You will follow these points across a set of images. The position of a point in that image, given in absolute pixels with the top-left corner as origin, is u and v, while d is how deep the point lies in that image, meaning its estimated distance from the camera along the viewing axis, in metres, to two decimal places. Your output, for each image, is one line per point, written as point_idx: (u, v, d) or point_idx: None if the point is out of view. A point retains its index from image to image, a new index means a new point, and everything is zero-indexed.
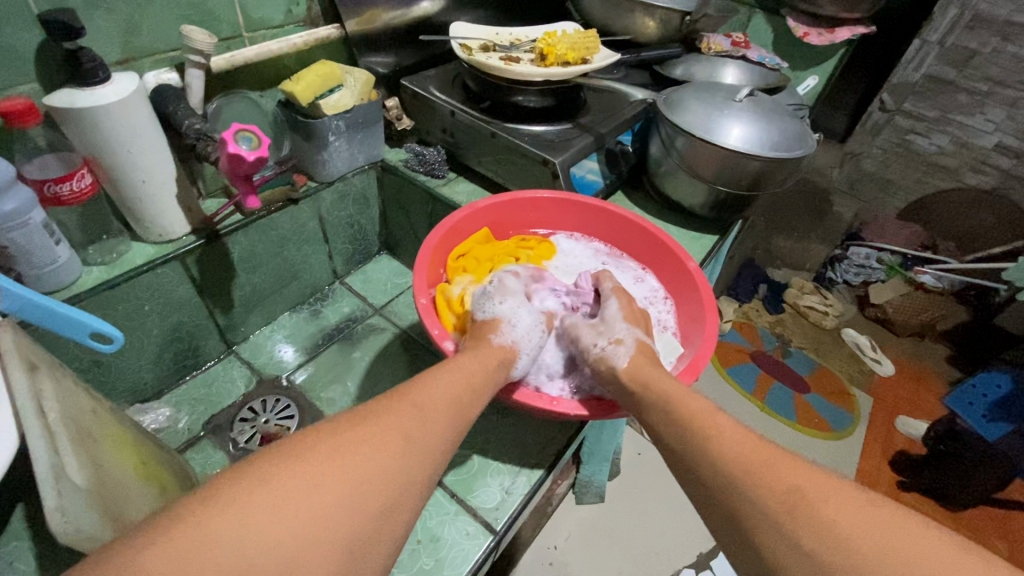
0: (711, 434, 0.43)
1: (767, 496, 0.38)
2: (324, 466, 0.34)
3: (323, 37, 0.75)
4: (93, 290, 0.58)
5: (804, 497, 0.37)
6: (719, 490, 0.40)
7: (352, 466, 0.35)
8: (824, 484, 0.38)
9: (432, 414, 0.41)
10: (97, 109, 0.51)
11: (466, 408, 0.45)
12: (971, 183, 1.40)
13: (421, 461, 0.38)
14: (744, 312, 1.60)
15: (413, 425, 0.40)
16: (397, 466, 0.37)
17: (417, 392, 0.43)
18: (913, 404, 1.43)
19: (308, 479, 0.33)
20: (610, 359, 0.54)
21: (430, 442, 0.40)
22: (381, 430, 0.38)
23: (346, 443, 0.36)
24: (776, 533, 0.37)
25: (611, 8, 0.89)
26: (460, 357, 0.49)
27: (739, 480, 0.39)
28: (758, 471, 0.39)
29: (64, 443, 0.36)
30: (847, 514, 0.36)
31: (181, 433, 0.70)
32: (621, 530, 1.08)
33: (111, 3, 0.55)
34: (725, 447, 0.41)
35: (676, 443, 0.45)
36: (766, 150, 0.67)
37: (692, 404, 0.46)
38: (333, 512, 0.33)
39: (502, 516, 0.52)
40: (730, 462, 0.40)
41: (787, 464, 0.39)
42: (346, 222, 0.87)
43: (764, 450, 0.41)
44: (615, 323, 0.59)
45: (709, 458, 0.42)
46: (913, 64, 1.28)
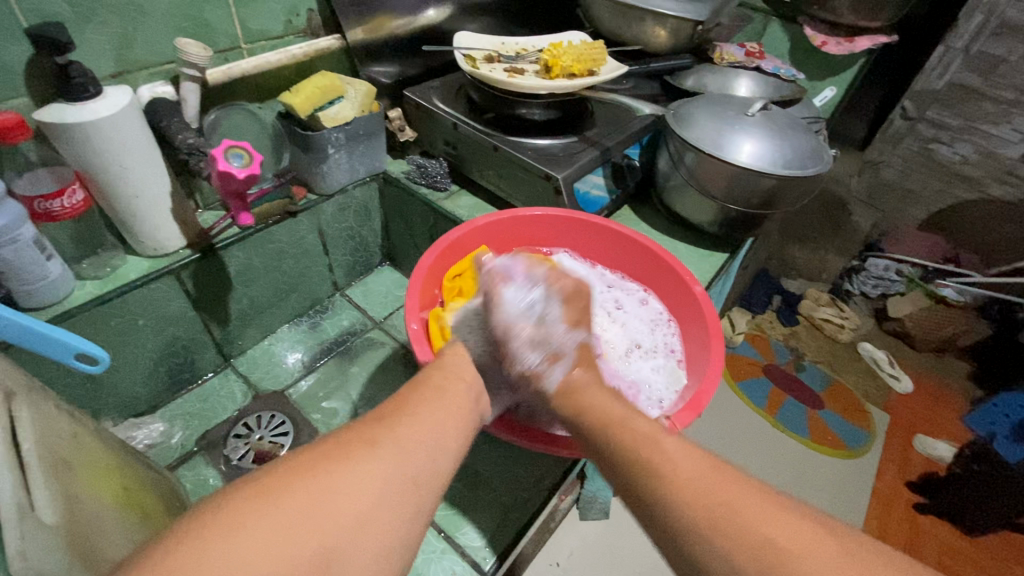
0: (662, 467, 0.37)
1: (735, 551, 0.32)
2: (289, 484, 0.31)
3: (323, 48, 0.74)
4: (83, 306, 0.57)
5: (780, 552, 0.31)
6: (678, 536, 0.34)
7: (316, 481, 0.32)
8: (798, 528, 0.33)
9: (406, 422, 0.39)
10: (87, 125, 0.50)
11: (445, 411, 0.42)
12: (996, 195, 1.35)
13: (400, 466, 0.35)
14: (757, 324, 1.56)
15: (385, 433, 0.37)
16: (371, 476, 0.34)
17: (388, 406, 0.40)
18: (932, 424, 1.37)
19: (268, 498, 0.30)
20: (540, 381, 0.50)
21: (408, 447, 0.37)
22: (349, 444, 0.35)
23: (309, 460, 0.33)
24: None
25: (621, 17, 0.87)
26: (433, 369, 0.47)
27: (705, 533, 0.33)
28: (727, 520, 0.33)
29: (34, 479, 0.33)
30: (828, 567, 0.31)
31: (174, 449, 0.69)
32: (624, 550, 1.04)
33: (104, 15, 0.55)
34: (682, 485, 0.35)
35: (626, 471, 0.39)
36: (779, 167, 0.65)
37: (643, 431, 0.40)
38: (298, 529, 0.30)
39: (492, 556, 0.50)
40: (693, 503, 0.34)
41: (762, 513, 0.33)
42: (346, 234, 0.86)
43: (735, 492, 0.35)
44: (553, 329, 0.52)
45: (665, 499, 0.36)
46: (938, 71, 1.22)
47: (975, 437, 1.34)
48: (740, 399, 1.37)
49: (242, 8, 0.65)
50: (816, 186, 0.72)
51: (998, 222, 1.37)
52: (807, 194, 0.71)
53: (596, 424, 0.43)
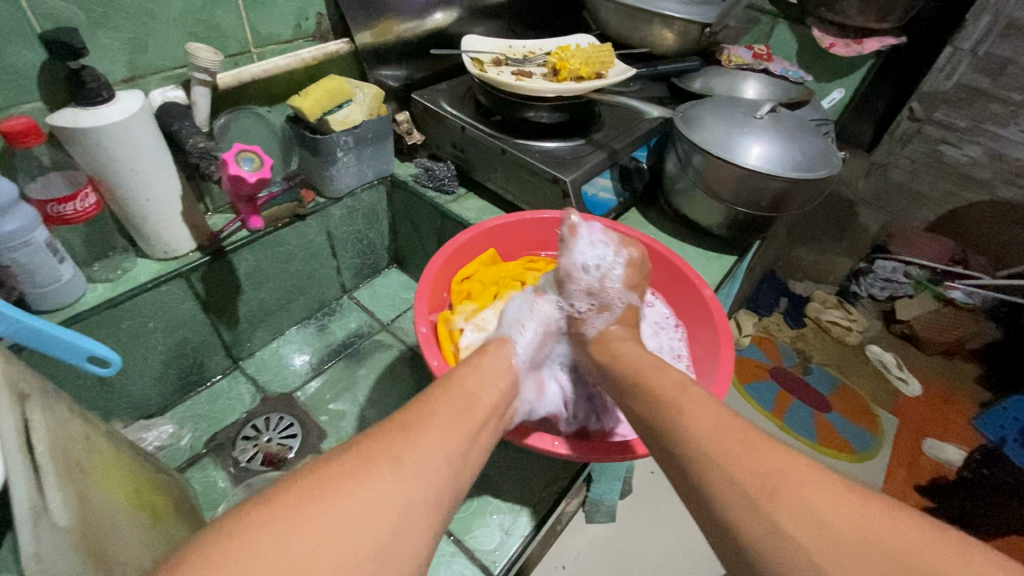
0: (681, 409, 0.40)
1: (745, 477, 0.34)
2: (309, 507, 0.31)
3: (332, 52, 0.74)
4: (94, 309, 0.57)
5: (784, 480, 0.33)
6: (691, 467, 0.37)
7: (336, 505, 0.31)
8: (802, 465, 0.35)
9: (428, 436, 0.38)
10: (100, 130, 0.51)
11: (470, 424, 0.41)
12: (1004, 197, 1.33)
13: (423, 486, 0.35)
14: (764, 327, 1.55)
15: (406, 448, 0.36)
16: (393, 497, 0.33)
17: (412, 415, 0.39)
18: (941, 427, 1.36)
19: (287, 525, 0.30)
20: (584, 322, 0.58)
21: (430, 465, 0.36)
22: (371, 460, 0.34)
23: (331, 481, 0.33)
24: (751, 516, 0.33)
25: (629, 19, 0.87)
26: (458, 373, 0.46)
27: (716, 461, 0.35)
28: (736, 448, 0.36)
29: (48, 481, 0.33)
30: (828, 496, 0.32)
31: (183, 451, 0.69)
32: (631, 553, 1.04)
33: (116, 21, 0.55)
34: (696, 422, 0.38)
35: (649, 417, 0.42)
36: (788, 169, 0.64)
37: (665, 383, 0.44)
38: (318, 556, 0.29)
39: (501, 560, 0.50)
40: (700, 434, 0.37)
41: (769, 447, 0.36)
42: (354, 237, 0.86)
43: (742, 428, 0.37)
44: (610, 287, 0.59)
45: (679, 434, 0.39)
46: (945, 72, 1.21)
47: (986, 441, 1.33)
48: (747, 402, 1.36)
49: (252, 13, 0.65)
50: (825, 188, 0.72)
51: (1007, 225, 1.36)
52: (816, 196, 0.71)
53: (628, 372, 0.48)
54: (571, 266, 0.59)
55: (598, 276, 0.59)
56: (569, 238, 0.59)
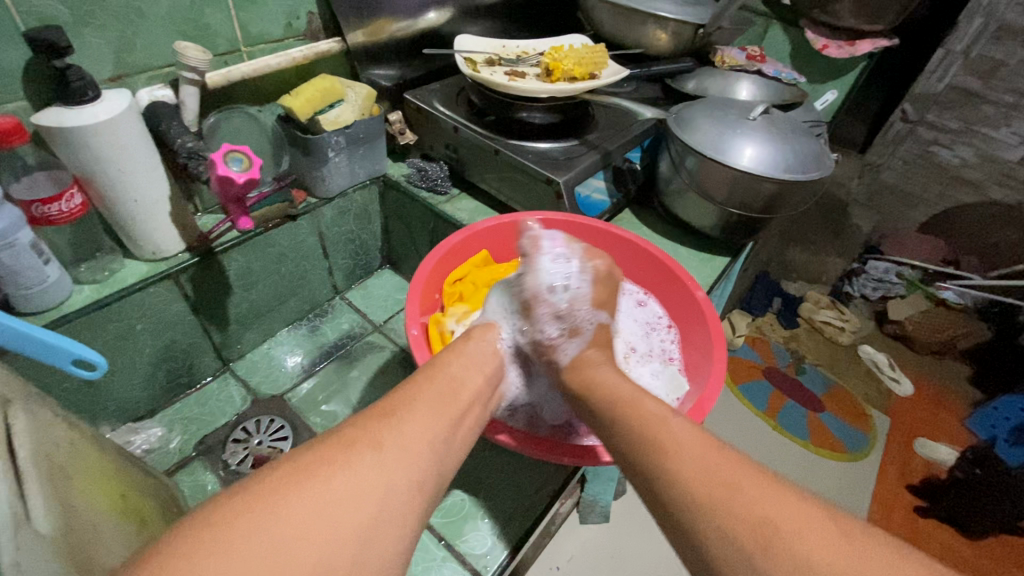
0: (665, 445, 0.38)
1: (733, 525, 0.32)
2: (289, 495, 0.30)
3: (323, 51, 0.74)
4: (81, 311, 0.57)
5: (776, 530, 0.32)
6: (676, 511, 0.35)
7: (317, 491, 0.31)
8: (792, 507, 0.33)
9: (410, 422, 0.38)
10: (86, 129, 0.50)
11: (452, 410, 0.41)
12: (996, 199, 1.35)
13: (406, 470, 0.35)
14: (757, 327, 1.56)
15: (389, 433, 0.36)
16: (376, 482, 0.33)
17: (394, 402, 0.39)
18: (933, 427, 1.37)
19: (267, 512, 0.29)
20: (556, 352, 0.54)
21: (412, 449, 0.36)
22: (352, 446, 0.34)
23: (312, 466, 0.32)
24: (739, 562, 0.32)
25: (622, 20, 0.87)
26: (442, 360, 0.47)
27: (704, 507, 0.34)
28: (724, 493, 0.34)
29: (29, 488, 0.33)
30: (818, 538, 0.31)
31: (172, 454, 0.68)
32: (624, 554, 1.04)
33: (102, 19, 0.54)
34: (682, 462, 0.36)
35: (630, 451, 0.40)
36: (781, 171, 0.64)
37: (649, 411, 0.41)
38: (299, 543, 0.29)
39: (492, 564, 0.50)
40: (687, 478, 0.35)
41: (757, 488, 0.34)
42: (346, 237, 0.85)
43: (730, 468, 0.35)
44: (579, 308, 0.56)
45: (663, 472, 0.37)
46: (937, 74, 1.21)
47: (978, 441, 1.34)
48: (740, 402, 1.37)
49: (242, 11, 0.65)
50: (818, 190, 0.72)
51: (998, 225, 1.37)
52: (809, 198, 0.71)
53: (609, 402, 0.44)
54: (538, 287, 0.56)
55: (567, 298, 0.56)
56: (531, 251, 0.57)
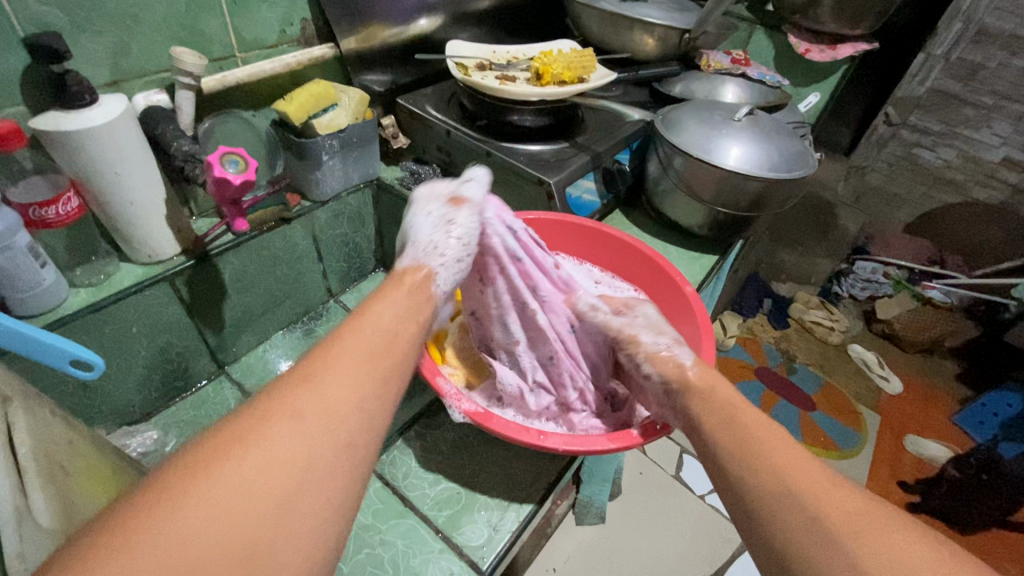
0: (749, 432, 0.41)
1: (824, 510, 0.34)
2: (197, 480, 0.26)
3: (316, 57, 0.75)
4: (77, 313, 0.57)
5: (868, 521, 0.33)
6: (756, 492, 0.37)
7: (228, 474, 0.27)
8: (878, 506, 0.35)
9: (333, 383, 0.33)
10: (83, 133, 0.50)
11: (384, 358, 0.38)
12: (978, 199, 1.38)
13: (332, 432, 0.31)
14: (748, 327, 1.58)
15: (308, 399, 0.32)
16: (294, 454, 0.29)
17: (316, 364, 0.35)
18: (924, 425, 1.39)
19: (172, 505, 0.25)
20: (675, 358, 0.51)
21: (335, 411, 0.32)
22: (267, 419, 0.30)
23: (218, 449, 0.28)
24: (821, 541, 0.33)
25: (610, 26, 0.89)
26: (372, 310, 0.42)
27: (795, 495, 0.35)
28: (815, 485, 0.36)
29: (34, 482, 0.34)
30: (910, 539, 0.32)
31: (168, 457, 0.68)
32: (620, 552, 1.04)
33: (99, 24, 0.55)
34: (768, 446, 0.39)
35: (711, 436, 0.43)
36: (766, 170, 0.66)
37: (736, 404, 0.44)
38: (215, 526, 0.25)
39: (489, 555, 0.50)
40: (774, 468, 0.37)
41: (844, 487, 0.36)
42: (340, 240, 0.86)
43: (814, 465, 0.37)
44: (660, 322, 0.57)
45: (749, 452, 0.39)
46: (919, 78, 1.26)
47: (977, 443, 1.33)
48: None
49: (236, 17, 0.66)
50: (802, 188, 0.74)
51: (981, 226, 1.41)
52: (794, 197, 0.73)
53: (701, 391, 0.47)
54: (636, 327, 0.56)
55: (642, 317, 0.58)
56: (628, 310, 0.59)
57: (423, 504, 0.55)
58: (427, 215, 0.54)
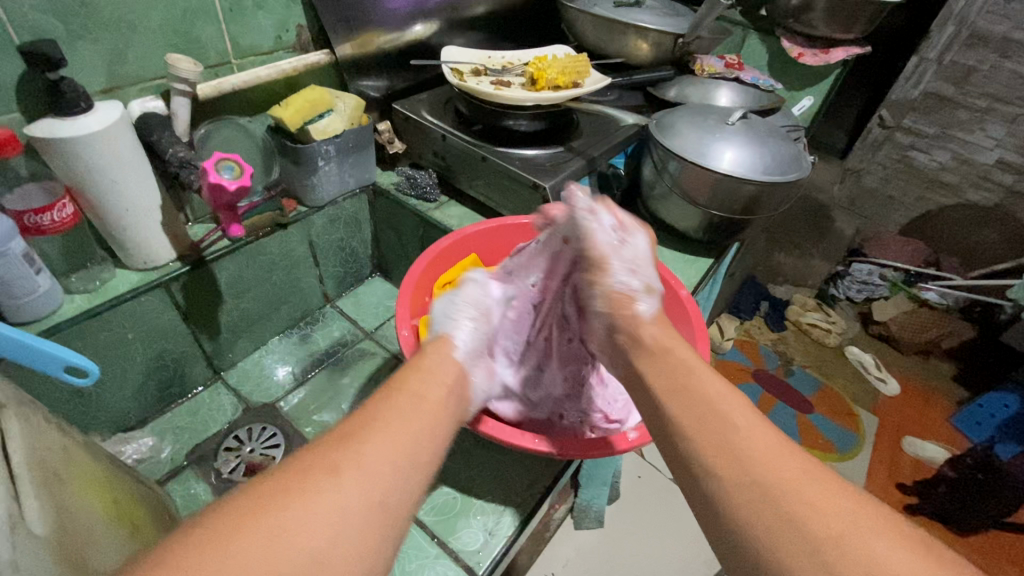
0: (733, 431, 0.36)
1: (812, 529, 0.31)
2: (237, 531, 0.28)
3: (312, 63, 0.75)
4: (73, 320, 0.57)
5: (858, 534, 0.30)
6: (739, 506, 0.33)
7: (268, 529, 0.28)
8: (871, 515, 0.32)
9: (370, 442, 0.35)
10: (79, 139, 0.51)
11: (419, 423, 0.38)
12: (973, 200, 1.39)
13: (366, 496, 0.32)
14: (745, 330, 1.58)
15: (346, 458, 0.33)
16: (332, 513, 0.30)
17: (355, 423, 0.36)
18: (921, 426, 1.39)
19: (214, 555, 0.26)
20: (632, 302, 0.50)
21: (371, 474, 0.33)
22: (306, 475, 0.31)
23: (259, 501, 0.29)
24: (809, 564, 0.30)
25: (605, 31, 0.89)
26: (407, 371, 0.44)
27: (778, 503, 0.32)
28: (800, 492, 0.32)
29: (25, 489, 0.33)
30: (902, 551, 0.30)
31: (163, 464, 0.68)
32: (618, 558, 1.04)
33: (95, 33, 0.56)
34: (755, 452, 0.35)
35: (690, 432, 0.37)
36: (760, 173, 0.67)
37: (716, 392, 0.39)
38: None
39: (485, 560, 0.51)
40: (757, 468, 0.34)
41: (832, 492, 0.32)
42: (337, 245, 0.86)
43: (796, 465, 0.34)
44: (642, 265, 0.54)
45: (732, 456, 0.35)
46: (912, 80, 1.23)
47: (973, 444, 1.34)
48: None
49: (232, 25, 0.66)
50: (797, 191, 0.74)
51: (976, 227, 1.42)
52: (788, 200, 0.73)
53: (672, 367, 0.42)
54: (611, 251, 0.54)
55: (631, 254, 0.55)
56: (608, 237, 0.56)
57: (419, 509, 0.55)
58: (447, 304, 0.57)
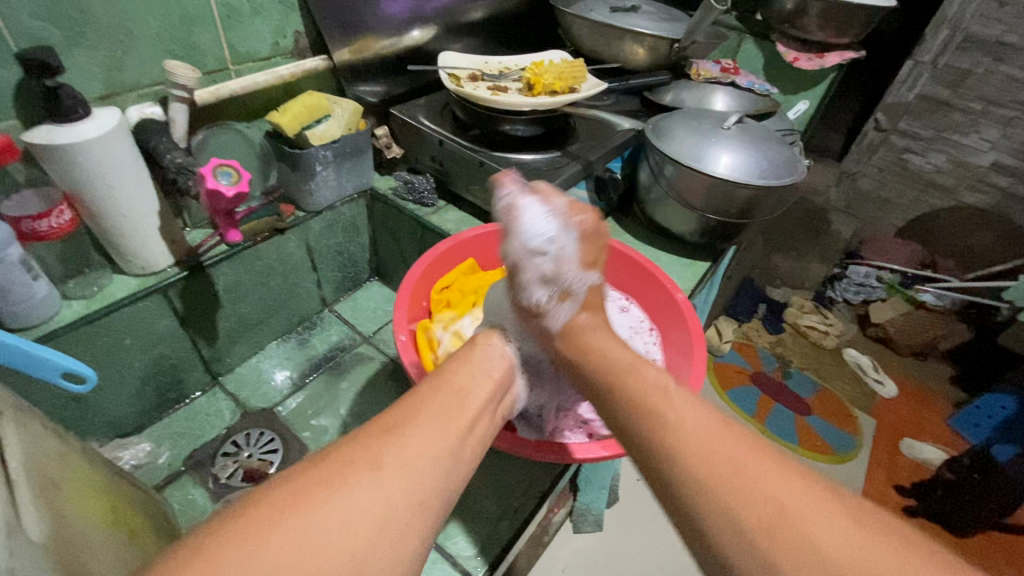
0: (669, 423, 0.36)
1: (743, 510, 0.31)
2: (281, 519, 0.28)
3: (309, 68, 0.75)
4: (70, 325, 0.57)
5: (789, 514, 0.30)
6: (681, 490, 0.34)
7: (310, 519, 0.29)
8: (807, 494, 0.31)
9: (414, 435, 0.35)
10: (77, 145, 0.51)
11: (460, 422, 0.38)
12: (970, 203, 1.39)
13: (408, 491, 0.32)
14: (744, 333, 1.57)
15: (391, 451, 0.33)
16: (372, 508, 0.30)
17: (398, 415, 0.36)
18: (917, 427, 1.39)
19: (258, 543, 0.27)
20: (546, 317, 0.50)
21: (414, 470, 0.33)
22: (351, 466, 0.32)
23: (303, 489, 0.30)
24: (748, 555, 0.30)
25: (601, 36, 0.90)
26: (451, 366, 0.44)
27: (711, 485, 0.33)
28: (733, 475, 0.32)
29: (23, 496, 0.33)
30: (834, 526, 0.30)
31: (161, 469, 0.68)
32: (618, 561, 1.04)
33: (93, 39, 0.56)
34: (691, 441, 0.35)
35: (635, 432, 0.38)
36: (756, 177, 0.67)
37: (651, 386, 0.39)
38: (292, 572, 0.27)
39: (482, 564, 0.51)
40: (694, 454, 0.34)
41: (766, 470, 0.33)
42: (334, 250, 0.86)
43: (731, 445, 0.34)
44: (567, 266, 0.50)
45: (673, 449, 0.35)
46: (907, 84, 1.27)
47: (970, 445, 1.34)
48: (730, 406, 1.37)
49: (230, 31, 0.67)
50: (792, 195, 0.75)
51: (972, 229, 1.42)
52: (783, 203, 0.73)
53: (603, 374, 0.43)
54: (522, 252, 0.50)
55: (554, 257, 0.50)
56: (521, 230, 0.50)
57: None
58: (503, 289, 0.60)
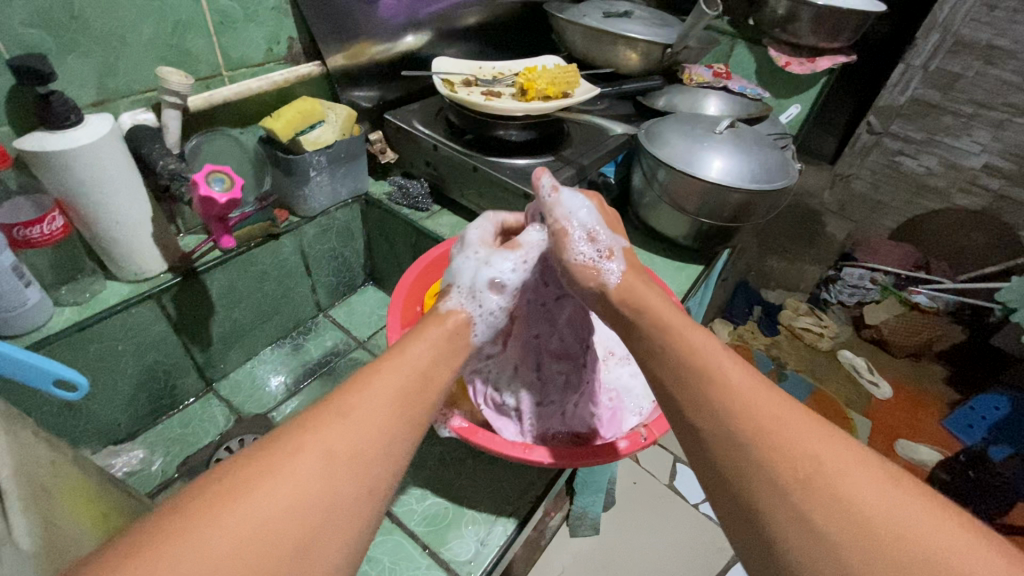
0: (716, 380, 0.36)
1: (776, 462, 0.32)
2: (225, 506, 0.27)
3: (303, 74, 0.76)
4: (62, 332, 0.57)
5: (820, 466, 0.31)
6: (714, 445, 0.34)
7: (256, 505, 0.27)
8: (853, 462, 0.32)
9: (365, 418, 0.33)
10: (68, 152, 0.51)
11: (416, 407, 0.36)
12: (962, 205, 1.41)
13: (357, 478, 0.31)
14: (739, 335, 1.55)
15: (340, 435, 0.32)
16: (318, 491, 0.29)
17: (350, 394, 0.34)
18: (913, 429, 1.39)
19: (199, 534, 0.25)
20: (595, 273, 0.49)
21: (362, 457, 0.31)
22: (298, 451, 0.30)
23: (248, 475, 0.28)
24: (780, 506, 0.31)
25: (594, 41, 0.91)
26: (411, 340, 0.42)
27: (747, 439, 0.33)
28: (771, 430, 0.33)
29: (13, 504, 0.34)
30: (865, 481, 0.31)
31: (154, 476, 0.68)
32: (615, 565, 1.04)
33: (86, 46, 0.56)
34: (739, 402, 0.35)
35: (677, 385, 0.38)
36: (748, 181, 0.67)
37: (697, 343, 0.39)
38: (238, 560, 0.25)
39: (476, 569, 0.51)
40: (739, 409, 0.35)
41: (804, 426, 0.34)
42: (329, 255, 0.86)
43: (772, 401, 0.35)
44: (600, 228, 0.52)
45: (713, 405, 0.35)
46: (899, 87, 1.31)
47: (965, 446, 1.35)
48: None
49: (223, 37, 0.67)
50: (785, 198, 0.75)
51: (965, 231, 1.43)
52: (776, 207, 0.74)
53: (646, 323, 0.43)
54: (566, 220, 0.52)
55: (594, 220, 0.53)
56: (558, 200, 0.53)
57: (410, 520, 0.55)
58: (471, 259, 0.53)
